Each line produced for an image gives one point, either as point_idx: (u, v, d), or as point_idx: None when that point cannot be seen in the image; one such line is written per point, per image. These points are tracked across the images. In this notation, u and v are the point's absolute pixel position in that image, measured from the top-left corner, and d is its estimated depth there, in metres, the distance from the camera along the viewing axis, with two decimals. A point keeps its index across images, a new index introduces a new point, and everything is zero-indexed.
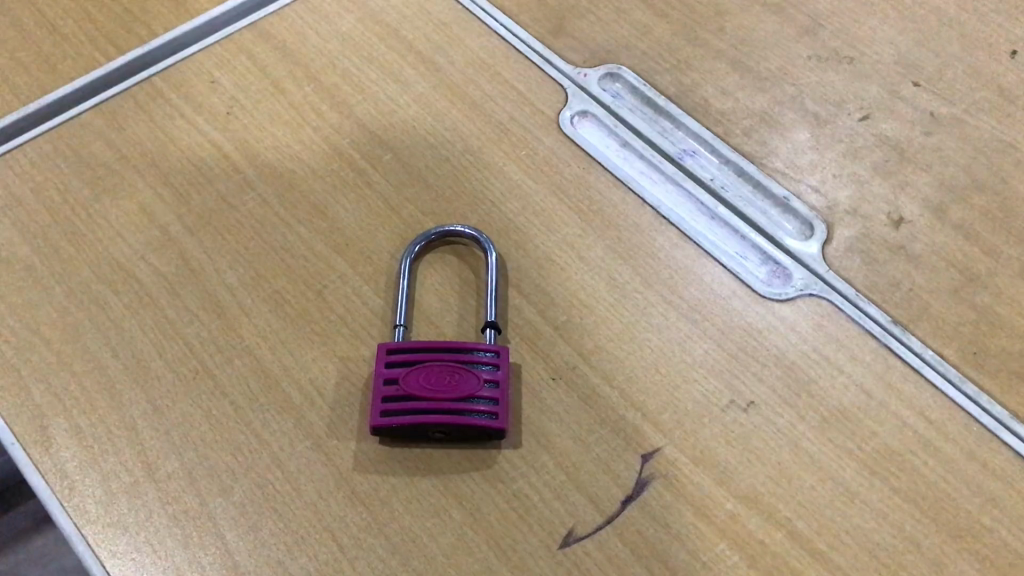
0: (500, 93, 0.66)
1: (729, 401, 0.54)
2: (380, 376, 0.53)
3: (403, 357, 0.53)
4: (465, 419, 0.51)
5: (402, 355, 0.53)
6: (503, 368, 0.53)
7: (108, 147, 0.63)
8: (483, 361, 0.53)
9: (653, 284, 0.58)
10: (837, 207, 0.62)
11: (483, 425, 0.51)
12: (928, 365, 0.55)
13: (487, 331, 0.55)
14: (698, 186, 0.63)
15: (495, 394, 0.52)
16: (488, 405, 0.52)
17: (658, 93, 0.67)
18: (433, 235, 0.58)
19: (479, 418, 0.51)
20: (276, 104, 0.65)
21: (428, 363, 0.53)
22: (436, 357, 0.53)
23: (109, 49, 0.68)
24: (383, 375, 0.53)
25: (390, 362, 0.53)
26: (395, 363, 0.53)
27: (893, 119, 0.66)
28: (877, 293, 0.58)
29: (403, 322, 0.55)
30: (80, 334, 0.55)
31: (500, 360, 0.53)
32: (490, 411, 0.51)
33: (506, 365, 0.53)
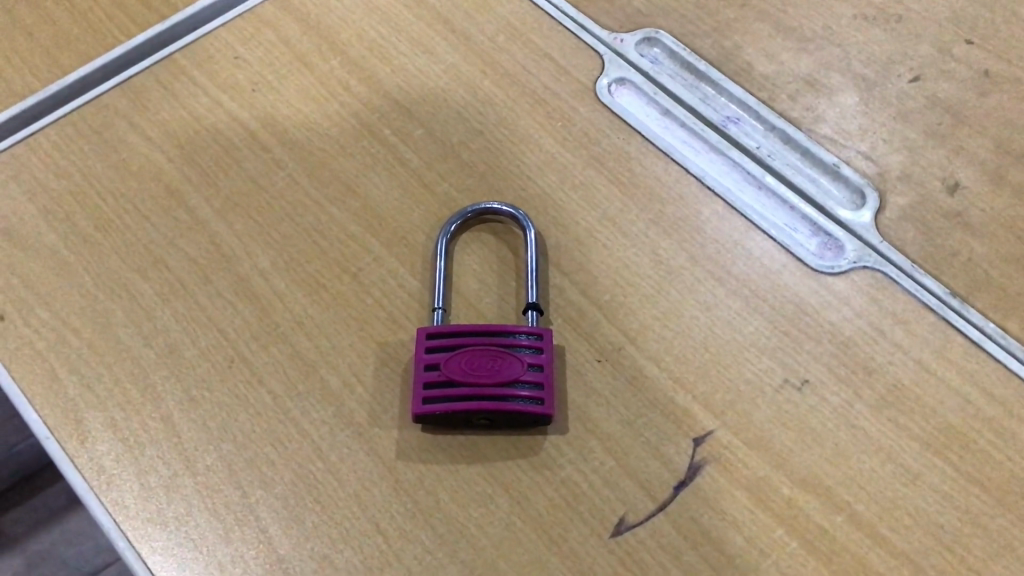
0: (534, 61, 0.64)
1: (783, 380, 0.52)
2: (420, 362, 0.51)
3: (444, 342, 0.52)
4: (510, 405, 0.49)
5: (442, 340, 0.52)
6: (546, 351, 0.51)
7: (133, 128, 0.61)
8: (525, 344, 0.51)
9: (699, 259, 0.56)
10: (890, 173, 0.59)
11: (528, 411, 0.49)
12: (990, 338, 0.53)
13: (529, 312, 0.53)
14: (744, 155, 0.60)
15: (540, 378, 0.50)
16: (532, 390, 0.50)
17: (698, 58, 0.64)
18: (469, 213, 0.56)
19: (523, 403, 0.49)
20: (302, 79, 0.63)
21: (469, 348, 0.51)
22: (477, 342, 0.52)
23: (129, 26, 0.66)
24: (423, 361, 0.51)
25: (430, 347, 0.51)
26: (436, 348, 0.52)
27: (945, 79, 0.63)
28: (934, 263, 0.55)
29: (442, 304, 0.54)
30: (111, 323, 0.54)
31: (543, 343, 0.52)
32: (535, 396, 0.50)
33: (549, 348, 0.52)
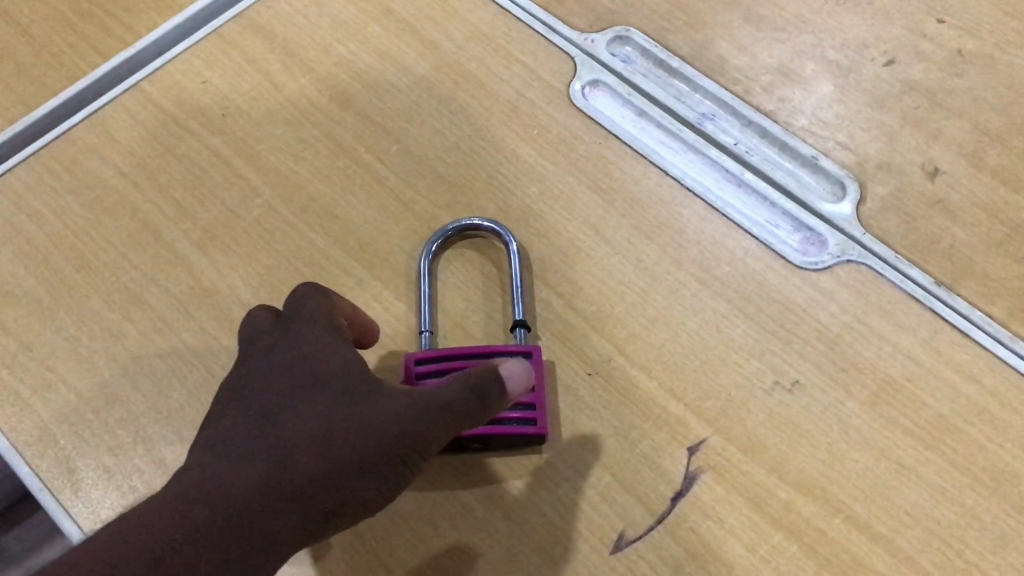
0: (506, 69, 0.63)
1: (773, 382, 0.52)
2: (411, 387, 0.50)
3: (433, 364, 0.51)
4: (503, 428, 0.49)
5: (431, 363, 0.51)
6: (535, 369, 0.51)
7: (103, 162, 0.60)
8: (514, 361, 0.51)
9: (683, 263, 0.56)
10: (869, 162, 0.59)
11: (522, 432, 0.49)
12: (976, 326, 0.53)
13: (517, 331, 0.52)
14: (722, 153, 0.60)
15: (531, 397, 0.50)
16: (524, 410, 0.50)
17: (671, 54, 0.64)
18: (449, 230, 0.56)
19: (517, 424, 0.49)
20: (272, 101, 0.62)
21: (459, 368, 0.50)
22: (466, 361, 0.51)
23: (93, 56, 0.65)
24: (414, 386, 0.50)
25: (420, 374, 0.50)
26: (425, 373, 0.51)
27: (919, 61, 0.63)
28: (917, 252, 0.55)
29: (429, 327, 0.53)
30: (96, 366, 0.53)
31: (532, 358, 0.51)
32: (528, 416, 0.49)
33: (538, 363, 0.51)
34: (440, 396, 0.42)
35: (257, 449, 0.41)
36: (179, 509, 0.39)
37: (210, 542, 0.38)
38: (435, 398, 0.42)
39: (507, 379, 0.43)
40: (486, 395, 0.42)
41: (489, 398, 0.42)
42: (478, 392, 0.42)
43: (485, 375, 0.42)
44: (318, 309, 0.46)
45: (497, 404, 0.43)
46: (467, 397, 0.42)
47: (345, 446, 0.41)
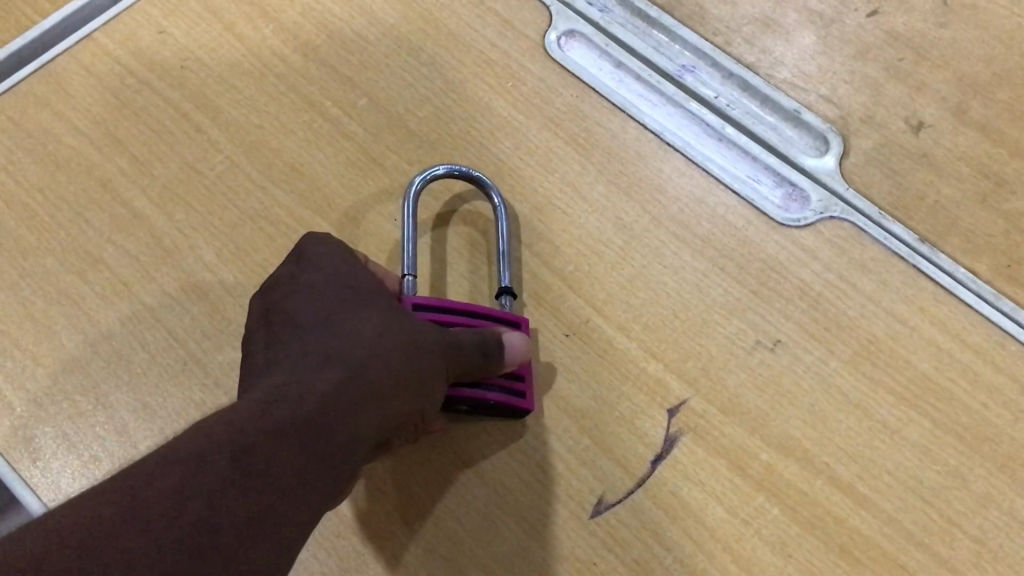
0: (477, 18, 0.61)
1: (755, 342, 0.51)
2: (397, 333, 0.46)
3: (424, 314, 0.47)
4: (492, 394, 0.47)
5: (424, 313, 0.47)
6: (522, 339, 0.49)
7: (56, 116, 0.57)
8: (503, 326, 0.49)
9: (662, 220, 0.54)
10: (852, 116, 0.57)
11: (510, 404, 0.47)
12: (960, 284, 0.52)
13: (503, 297, 0.50)
14: (703, 107, 0.58)
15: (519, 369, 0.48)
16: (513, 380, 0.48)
17: (649, 4, 0.62)
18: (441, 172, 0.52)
19: (503, 392, 0.47)
20: (233, 52, 0.60)
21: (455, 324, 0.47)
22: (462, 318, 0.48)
23: (43, 5, 0.61)
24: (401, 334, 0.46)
25: None
26: None
27: (903, 11, 0.61)
28: (900, 208, 0.54)
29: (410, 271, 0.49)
30: (53, 331, 0.51)
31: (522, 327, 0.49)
32: (514, 385, 0.48)
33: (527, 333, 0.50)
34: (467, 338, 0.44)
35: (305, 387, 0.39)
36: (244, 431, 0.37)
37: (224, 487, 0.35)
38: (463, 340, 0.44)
39: (507, 346, 0.46)
40: (489, 349, 0.45)
41: (497, 354, 0.45)
42: (484, 346, 0.45)
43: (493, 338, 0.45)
44: (327, 247, 0.45)
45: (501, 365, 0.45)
46: (477, 346, 0.44)
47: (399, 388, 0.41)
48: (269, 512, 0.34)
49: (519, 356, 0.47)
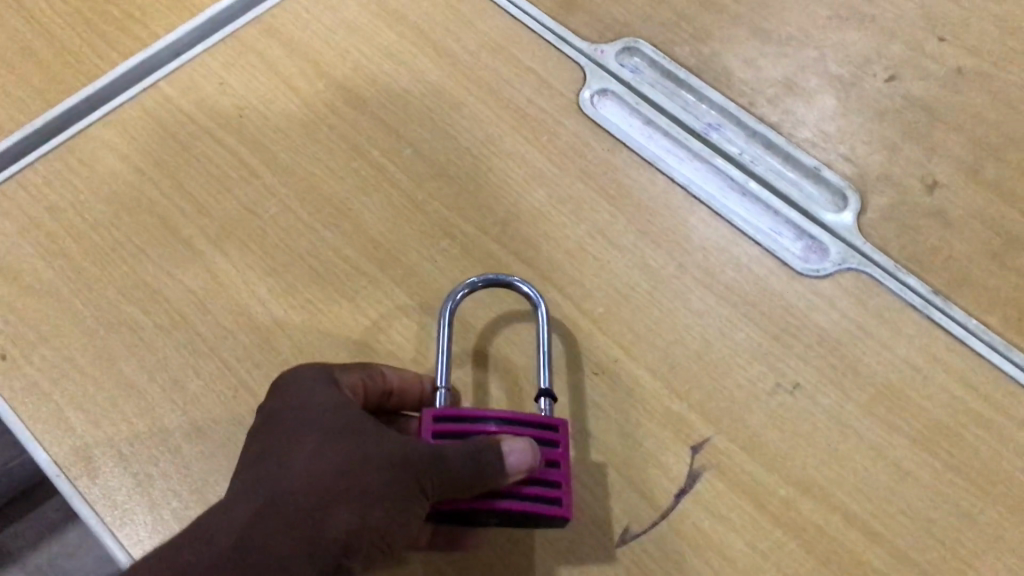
0: (516, 76, 0.65)
1: (775, 385, 0.53)
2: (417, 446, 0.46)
3: (446, 427, 0.47)
4: (509, 502, 0.45)
5: (444, 426, 0.47)
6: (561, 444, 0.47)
7: (121, 159, 0.61)
8: (533, 434, 0.47)
9: (688, 268, 0.57)
10: (870, 174, 0.60)
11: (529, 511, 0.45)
12: (972, 334, 0.54)
13: (542, 401, 0.49)
14: (728, 163, 0.62)
15: (557, 474, 0.46)
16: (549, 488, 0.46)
17: (678, 66, 0.65)
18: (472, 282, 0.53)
19: (522, 500, 0.45)
20: (288, 103, 0.64)
21: (478, 432, 0.47)
22: (487, 427, 0.47)
23: (111, 56, 0.66)
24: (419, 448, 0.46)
25: (437, 434, 0.46)
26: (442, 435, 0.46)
27: (919, 78, 0.64)
28: (916, 262, 0.57)
29: (445, 383, 0.49)
30: (113, 358, 0.54)
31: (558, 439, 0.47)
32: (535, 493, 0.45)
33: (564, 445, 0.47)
34: (453, 457, 0.43)
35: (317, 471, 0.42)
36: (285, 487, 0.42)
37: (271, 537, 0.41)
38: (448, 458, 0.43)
39: (509, 455, 0.44)
40: (483, 462, 0.43)
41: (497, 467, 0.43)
42: (475, 458, 0.43)
43: (489, 448, 0.44)
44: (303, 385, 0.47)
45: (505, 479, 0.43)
46: (465, 461, 0.43)
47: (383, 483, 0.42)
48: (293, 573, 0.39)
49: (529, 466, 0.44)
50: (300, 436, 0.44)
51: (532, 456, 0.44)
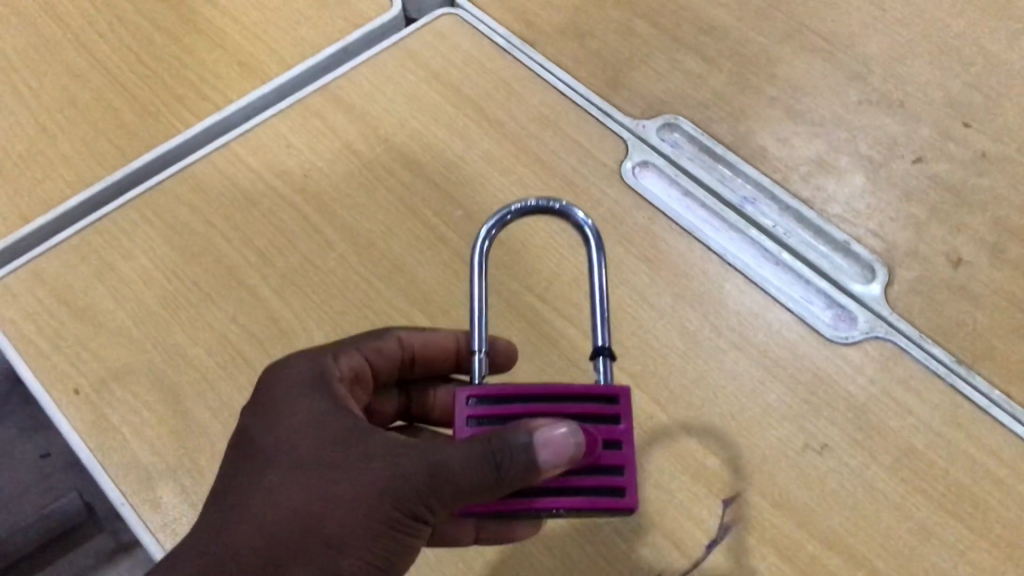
0: (563, 146, 0.69)
1: (803, 445, 0.56)
2: (458, 429, 0.45)
3: (487, 405, 0.46)
4: (559, 498, 0.44)
5: (486, 406, 0.46)
6: (624, 419, 0.45)
7: (193, 212, 0.66)
8: (587, 411, 0.45)
9: (722, 331, 0.60)
10: (897, 249, 0.63)
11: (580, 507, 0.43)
12: (994, 404, 0.56)
13: (600, 359, 0.47)
14: (762, 234, 0.65)
15: (615, 455, 0.44)
16: (607, 474, 0.44)
17: (715, 142, 0.69)
18: (512, 211, 0.51)
19: (577, 496, 0.44)
20: (349, 165, 0.68)
21: (523, 416, 0.45)
22: (534, 407, 0.45)
23: (187, 117, 0.71)
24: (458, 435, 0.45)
25: (480, 415, 0.45)
26: (487, 416, 0.45)
27: (945, 161, 0.68)
28: (941, 333, 0.59)
29: (482, 348, 0.48)
30: (179, 395, 0.58)
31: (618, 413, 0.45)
32: (586, 485, 0.44)
33: (626, 422, 0.45)
34: (456, 463, 0.42)
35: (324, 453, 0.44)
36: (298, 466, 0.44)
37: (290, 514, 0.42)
38: (454, 464, 0.42)
39: (539, 447, 0.41)
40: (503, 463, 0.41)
41: (523, 466, 0.41)
42: (493, 459, 0.41)
43: (513, 443, 0.41)
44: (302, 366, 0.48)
45: (536, 476, 0.41)
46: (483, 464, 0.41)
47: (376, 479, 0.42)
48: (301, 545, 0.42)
49: (568, 456, 0.42)
50: (291, 452, 0.44)
51: (571, 442, 0.42)
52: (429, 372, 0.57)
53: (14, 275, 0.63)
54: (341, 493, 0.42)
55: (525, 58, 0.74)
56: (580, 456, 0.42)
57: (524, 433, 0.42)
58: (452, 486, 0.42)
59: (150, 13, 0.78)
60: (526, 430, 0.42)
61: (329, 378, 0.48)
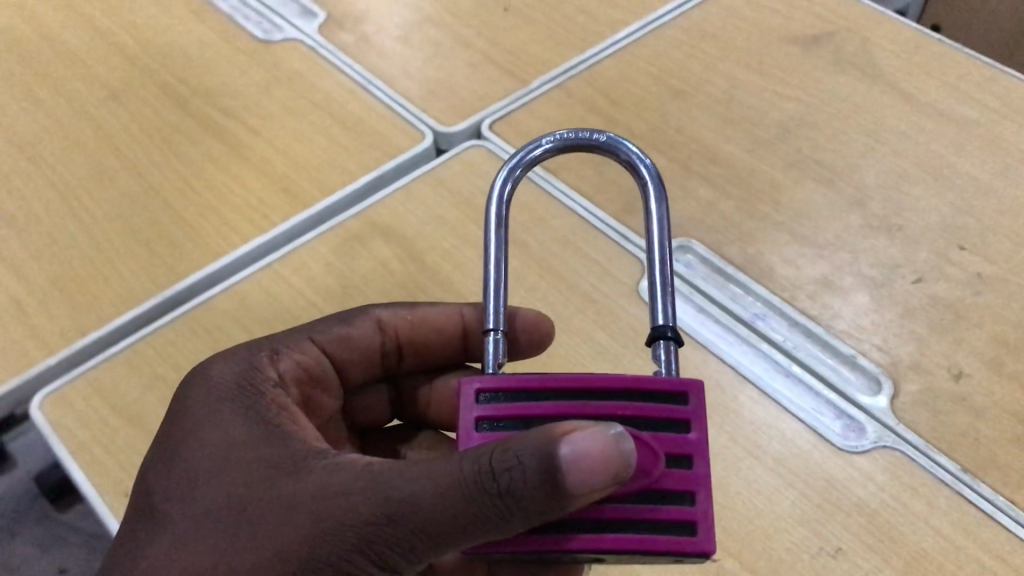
0: (584, 265, 0.74)
1: (818, 548, 0.58)
2: (466, 429, 0.46)
3: (498, 402, 0.46)
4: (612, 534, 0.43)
5: (498, 408, 0.46)
6: (694, 429, 0.45)
7: (239, 326, 0.71)
8: (649, 415, 0.45)
9: (737, 439, 0.64)
10: (901, 363, 0.67)
11: (626, 542, 0.43)
12: (1000, 510, 0.59)
13: (663, 344, 0.48)
14: (773, 348, 0.69)
15: (680, 472, 0.44)
16: (667, 500, 0.44)
17: (727, 263, 0.74)
18: (544, 147, 0.55)
19: (630, 533, 0.44)
20: (385, 284, 0.73)
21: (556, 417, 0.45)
22: (566, 407, 0.46)
23: (235, 239, 0.77)
24: (466, 442, 0.46)
25: (496, 413, 0.46)
26: (506, 415, 0.46)
27: (943, 281, 0.72)
28: (946, 443, 0.63)
29: (496, 327, 0.50)
30: None
31: (689, 416, 0.45)
32: (649, 514, 0.44)
33: (697, 430, 0.45)
34: (423, 501, 0.41)
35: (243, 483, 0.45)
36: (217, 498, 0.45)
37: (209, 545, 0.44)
38: (419, 501, 0.41)
39: (569, 467, 0.40)
40: (508, 479, 0.40)
41: (545, 488, 0.40)
42: (492, 475, 0.40)
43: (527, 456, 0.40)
44: (225, 388, 0.51)
45: (570, 497, 0.40)
46: (477, 479, 0.41)
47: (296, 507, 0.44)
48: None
49: (614, 471, 0.40)
50: (200, 510, 0.45)
51: (619, 451, 0.41)
52: (426, 353, 0.64)
53: (70, 384, 0.67)
54: (247, 562, 0.43)
55: (547, 185, 0.80)
56: (630, 473, 0.41)
57: (556, 444, 0.40)
58: (403, 527, 0.42)
59: (202, 144, 0.84)
60: (557, 441, 0.40)
61: (255, 381, 0.52)
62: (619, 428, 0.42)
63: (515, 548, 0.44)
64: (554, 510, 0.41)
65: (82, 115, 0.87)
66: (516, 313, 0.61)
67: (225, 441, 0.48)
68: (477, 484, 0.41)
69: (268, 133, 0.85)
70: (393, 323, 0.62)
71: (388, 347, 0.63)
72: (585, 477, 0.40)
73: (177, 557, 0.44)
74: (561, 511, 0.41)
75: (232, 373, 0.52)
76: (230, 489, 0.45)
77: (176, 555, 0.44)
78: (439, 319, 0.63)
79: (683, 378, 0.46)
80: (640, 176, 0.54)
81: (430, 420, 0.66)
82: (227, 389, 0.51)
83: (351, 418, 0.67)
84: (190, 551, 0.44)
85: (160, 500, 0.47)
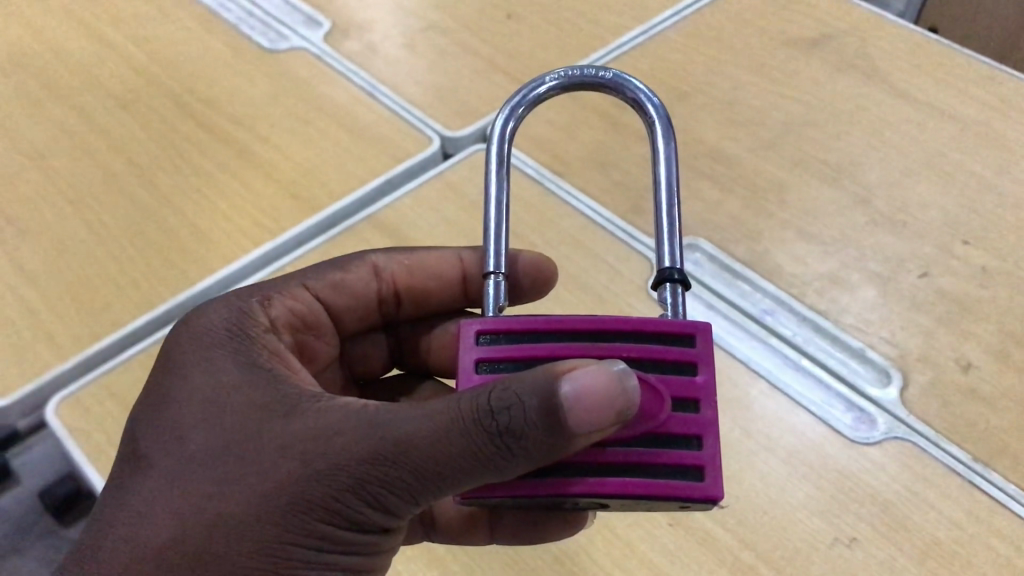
0: (594, 265, 0.75)
1: (832, 538, 0.59)
2: (467, 370, 0.47)
3: (499, 343, 0.47)
4: (616, 480, 0.44)
5: (498, 348, 0.47)
6: (703, 372, 0.46)
7: None
8: (656, 356, 0.46)
9: (750, 434, 0.64)
10: (909, 355, 0.68)
11: (630, 486, 0.43)
12: (1011, 498, 0.60)
13: (668, 287, 0.49)
14: (782, 343, 0.70)
15: (688, 416, 0.45)
16: (675, 445, 0.44)
17: (734, 260, 0.75)
18: (548, 85, 0.55)
19: (634, 479, 0.44)
20: None
21: (556, 355, 0.46)
22: (567, 345, 0.46)
23: (245, 244, 0.77)
24: (467, 382, 0.46)
25: (496, 354, 0.46)
26: (507, 357, 0.46)
27: (949, 276, 0.73)
28: (956, 434, 0.63)
29: (496, 270, 0.51)
30: None
31: (696, 358, 0.46)
32: (655, 459, 0.44)
33: (704, 372, 0.46)
34: (421, 440, 0.42)
35: (233, 425, 0.45)
36: (206, 441, 0.45)
37: (197, 486, 0.44)
38: (417, 440, 0.42)
39: (571, 405, 0.40)
40: (511, 418, 0.41)
41: (547, 429, 0.41)
42: (494, 416, 0.41)
43: (527, 399, 0.41)
44: (213, 333, 0.51)
45: (571, 436, 0.41)
46: (480, 421, 0.41)
47: (286, 448, 0.43)
48: (208, 519, 0.43)
49: (617, 410, 0.41)
50: (189, 453, 0.45)
51: (622, 388, 0.41)
52: (425, 299, 0.65)
53: (85, 388, 0.67)
54: (237, 505, 0.43)
55: (555, 187, 0.81)
56: (632, 412, 0.42)
57: (557, 383, 0.41)
58: (399, 466, 0.42)
59: (211, 151, 0.85)
60: (558, 379, 0.41)
61: (245, 327, 0.52)
62: (622, 366, 0.42)
63: (517, 492, 0.44)
64: (553, 450, 0.41)
65: (91, 125, 0.88)
66: (517, 256, 0.62)
67: (214, 385, 0.47)
68: (475, 422, 0.41)
69: (276, 140, 0.86)
70: (391, 270, 0.63)
71: (383, 293, 0.64)
72: (589, 415, 0.40)
73: (163, 500, 0.44)
74: (561, 452, 0.42)
75: (222, 320, 0.52)
76: (218, 432, 0.45)
77: (163, 497, 0.44)
78: (437, 264, 0.63)
79: (690, 321, 0.47)
80: (648, 115, 0.55)
81: (428, 367, 0.67)
82: (216, 335, 0.51)
83: (348, 367, 0.67)
84: (179, 493, 0.44)
85: (147, 445, 0.46)
